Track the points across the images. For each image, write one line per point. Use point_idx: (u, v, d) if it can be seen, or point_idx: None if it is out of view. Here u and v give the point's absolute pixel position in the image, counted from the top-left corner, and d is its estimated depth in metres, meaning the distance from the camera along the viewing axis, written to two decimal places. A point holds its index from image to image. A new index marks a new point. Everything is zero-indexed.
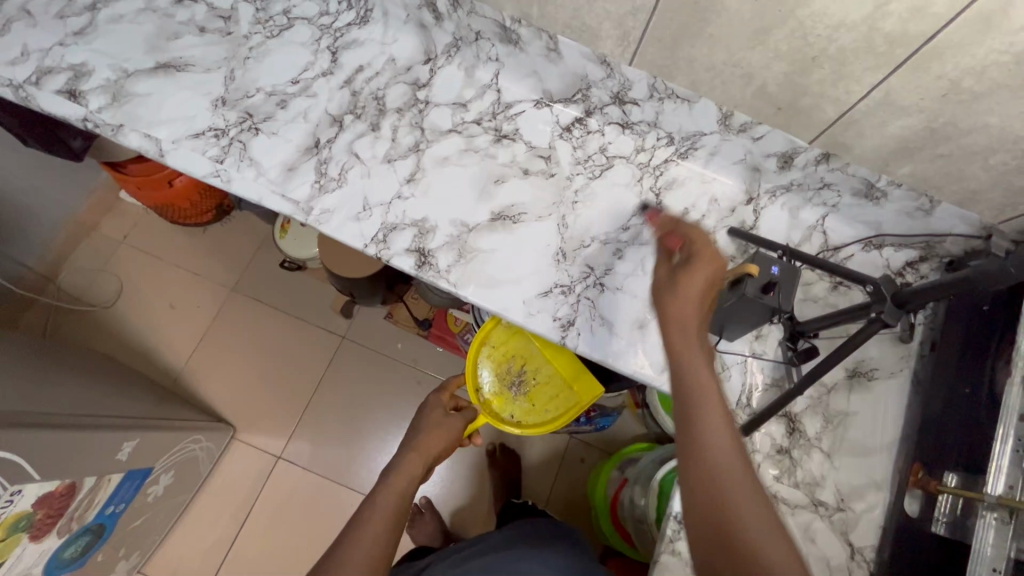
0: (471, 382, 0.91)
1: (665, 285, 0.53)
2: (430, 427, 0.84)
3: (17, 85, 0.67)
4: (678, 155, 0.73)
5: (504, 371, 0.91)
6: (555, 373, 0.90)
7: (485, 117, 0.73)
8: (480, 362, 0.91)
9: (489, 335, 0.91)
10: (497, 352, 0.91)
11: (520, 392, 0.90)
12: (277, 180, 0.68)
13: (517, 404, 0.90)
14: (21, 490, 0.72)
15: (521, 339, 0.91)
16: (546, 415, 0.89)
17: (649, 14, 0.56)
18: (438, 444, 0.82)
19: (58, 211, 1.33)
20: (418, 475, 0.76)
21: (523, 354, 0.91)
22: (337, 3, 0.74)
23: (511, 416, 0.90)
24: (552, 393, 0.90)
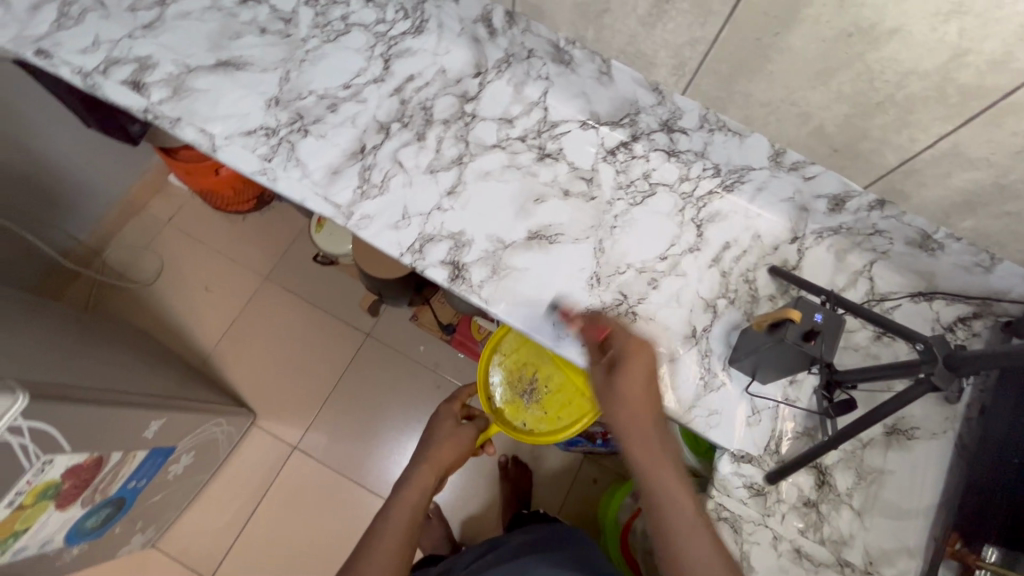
0: (483, 393, 0.90)
1: (614, 390, 0.59)
2: (442, 438, 0.87)
3: (87, 74, 0.70)
4: (724, 188, 0.71)
5: (515, 379, 0.89)
6: (569, 379, 0.86)
7: (529, 134, 0.73)
8: (490, 370, 0.91)
9: (499, 342, 0.91)
10: (508, 359, 0.90)
11: (532, 400, 0.88)
12: (321, 183, 0.69)
13: (529, 413, 0.87)
14: (51, 460, 0.74)
15: (531, 345, 0.89)
16: (560, 425, 0.85)
17: (708, 45, 0.55)
18: (450, 456, 0.85)
19: (110, 189, 1.38)
20: (428, 488, 0.80)
21: (534, 360, 0.89)
22: (394, 12, 0.75)
23: (523, 425, 0.88)
24: (567, 402, 0.86)
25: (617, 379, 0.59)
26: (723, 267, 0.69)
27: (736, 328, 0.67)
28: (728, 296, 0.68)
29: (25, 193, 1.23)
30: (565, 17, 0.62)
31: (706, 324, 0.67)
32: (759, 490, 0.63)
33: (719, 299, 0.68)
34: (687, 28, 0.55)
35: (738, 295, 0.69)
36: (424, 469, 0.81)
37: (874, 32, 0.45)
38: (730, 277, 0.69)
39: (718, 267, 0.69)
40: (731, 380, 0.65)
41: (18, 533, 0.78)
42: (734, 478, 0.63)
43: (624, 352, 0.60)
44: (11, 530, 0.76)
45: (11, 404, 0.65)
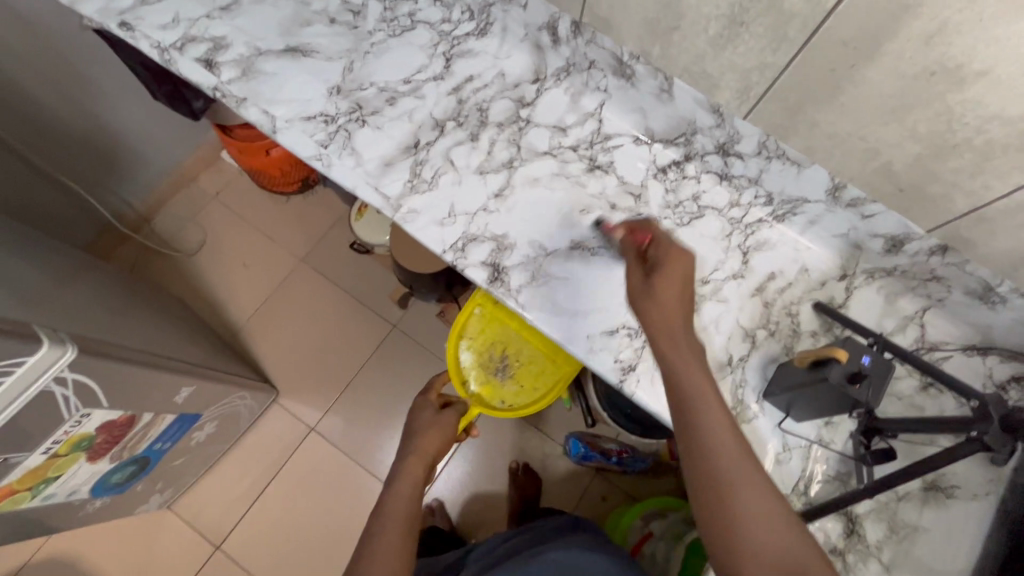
0: (460, 379, 1.02)
1: (648, 304, 0.56)
2: (425, 428, 0.90)
3: (164, 48, 0.73)
4: (774, 217, 0.70)
5: (486, 361, 1.02)
6: (534, 351, 1.02)
7: (582, 145, 0.73)
8: (461, 356, 1.02)
9: (465, 328, 1.02)
10: (476, 343, 1.03)
11: (505, 377, 1.02)
12: (373, 174, 0.70)
13: (505, 389, 1.02)
14: (89, 414, 0.77)
15: (495, 326, 1.02)
16: (535, 393, 1.01)
17: (779, 72, 0.54)
18: (436, 441, 0.87)
19: (167, 159, 1.44)
20: (420, 476, 0.80)
21: (500, 340, 1.03)
22: (460, 13, 0.77)
23: (502, 401, 1.02)
24: (535, 372, 1.02)
25: (654, 284, 0.56)
26: (766, 297, 0.68)
27: (773, 362, 0.66)
28: (769, 327, 0.67)
29: (84, 156, 1.27)
30: (631, 30, 0.62)
31: (744, 353, 0.66)
32: None
33: (759, 329, 0.67)
34: (758, 51, 0.54)
35: (779, 328, 0.67)
36: (413, 458, 0.82)
37: (959, 73, 0.44)
38: (772, 308, 0.68)
39: (761, 296, 0.68)
40: (764, 415, 0.63)
41: (49, 479, 0.81)
42: None
43: (662, 257, 0.58)
44: (44, 475, 0.79)
45: (58, 356, 0.68)
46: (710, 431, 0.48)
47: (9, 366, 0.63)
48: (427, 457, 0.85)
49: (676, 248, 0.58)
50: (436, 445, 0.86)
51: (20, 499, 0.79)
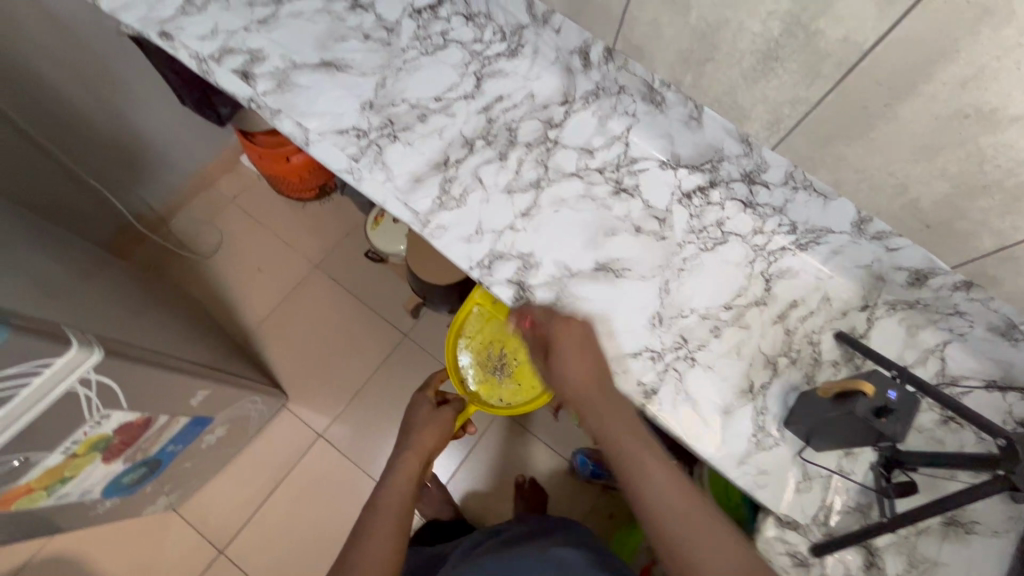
0: (458, 377, 1.04)
1: (560, 384, 0.62)
2: (422, 426, 0.93)
3: (202, 59, 0.74)
4: (797, 246, 0.70)
5: (485, 360, 1.04)
6: (532, 349, 1.02)
7: (608, 167, 0.74)
8: (460, 355, 1.05)
9: (463, 327, 1.04)
10: (475, 342, 1.04)
11: (503, 375, 1.03)
12: (403, 189, 0.71)
13: (502, 387, 1.03)
14: (108, 416, 0.77)
15: (494, 324, 1.03)
16: (531, 392, 1.02)
17: (811, 106, 0.55)
18: (432, 438, 0.91)
19: (188, 162, 1.46)
20: (415, 473, 0.84)
21: (499, 338, 1.04)
22: (492, 34, 0.78)
23: (499, 399, 1.03)
24: (533, 370, 1.03)
25: (560, 359, 0.62)
26: (787, 325, 0.69)
27: (794, 390, 0.66)
28: (790, 355, 0.67)
29: (111, 158, 1.29)
30: (663, 59, 0.63)
31: (765, 381, 0.66)
32: (802, 560, 0.62)
33: (780, 356, 0.67)
34: (792, 86, 0.55)
35: (800, 355, 0.67)
36: (410, 454, 0.86)
37: (994, 117, 0.45)
38: (794, 336, 0.68)
39: (783, 323, 0.69)
40: (784, 443, 0.63)
41: (65, 478, 0.81)
42: (778, 543, 0.62)
43: (553, 336, 0.63)
44: (60, 475, 0.80)
45: (85, 357, 0.68)
46: (661, 503, 0.54)
47: (38, 366, 0.63)
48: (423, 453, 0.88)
49: (563, 322, 0.63)
50: (432, 442, 0.90)
51: (35, 498, 0.79)
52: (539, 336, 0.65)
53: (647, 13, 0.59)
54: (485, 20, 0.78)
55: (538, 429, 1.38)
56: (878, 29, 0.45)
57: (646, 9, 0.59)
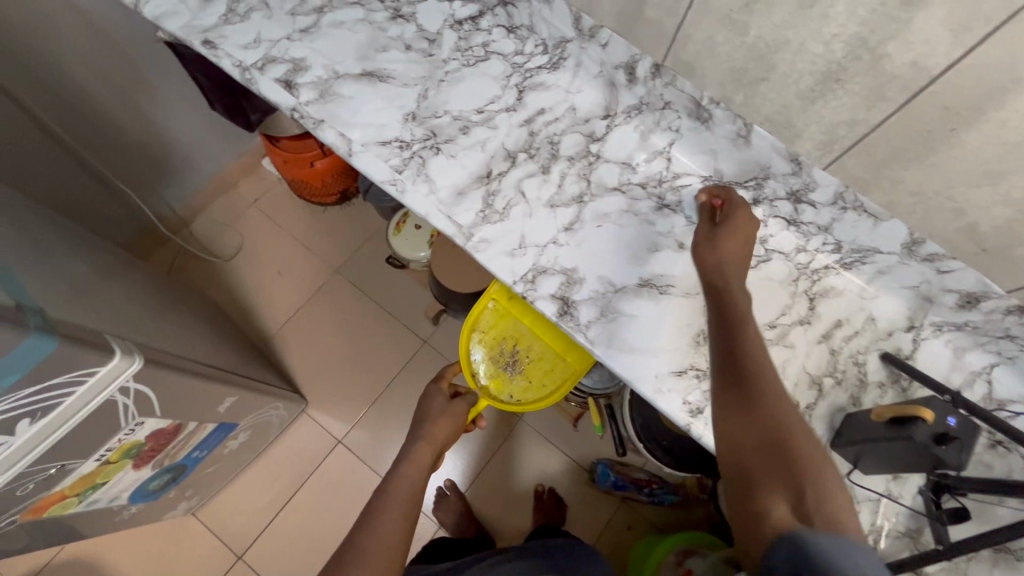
0: (469, 370, 1.01)
1: (705, 249, 0.64)
2: (436, 416, 0.91)
3: (245, 68, 0.74)
4: (841, 264, 0.70)
5: (497, 355, 1.02)
6: (545, 348, 1.01)
7: (650, 182, 0.74)
8: (472, 349, 1.02)
9: (477, 321, 1.02)
10: (488, 337, 1.02)
11: (515, 371, 1.01)
12: (446, 202, 0.71)
13: (514, 384, 1.01)
14: (142, 423, 0.77)
15: (508, 320, 1.02)
16: (543, 390, 1.00)
17: (870, 128, 0.55)
18: (445, 431, 0.89)
19: (210, 165, 1.46)
20: (425, 466, 0.83)
21: (512, 334, 1.02)
22: (534, 46, 0.78)
23: (510, 396, 1.01)
24: (545, 368, 1.01)
25: (718, 237, 0.64)
26: (832, 344, 0.68)
27: (840, 411, 0.65)
28: (835, 375, 0.67)
29: (137, 161, 1.29)
30: (715, 76, 0.63)
31: (811, 401, 0.65)
32: None
33: (826, 377, 0.67)
34: (850, 108, 0.54)
35: (846, 376, 0.67)
36: (422, 445, 0.84)
37: None
38: (839, 356, 0.67)
39: (828, 343, 0.68)
40: (831, 464, 0.63)
41: (96, 485, 0.81)
42: None
43: (731, 216, 0.66)
44: (92, 482, 0.79)
45: (126, 366, 0.67)
46: (776, 396, 0.51)
47: (82, 375, 0.62)
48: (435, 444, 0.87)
49: (744, 215, 0.66)
50: (444, 435, 0.89)
51: (67, 504, 0.79)
52: (710, 227, 0.66)
53: (702, 30, 0.59)
54: (528, 32, 0.78)
55: (558, 438, 1.37)
56: (950, 55, 0.45)
57: (701, 27, 0.59)
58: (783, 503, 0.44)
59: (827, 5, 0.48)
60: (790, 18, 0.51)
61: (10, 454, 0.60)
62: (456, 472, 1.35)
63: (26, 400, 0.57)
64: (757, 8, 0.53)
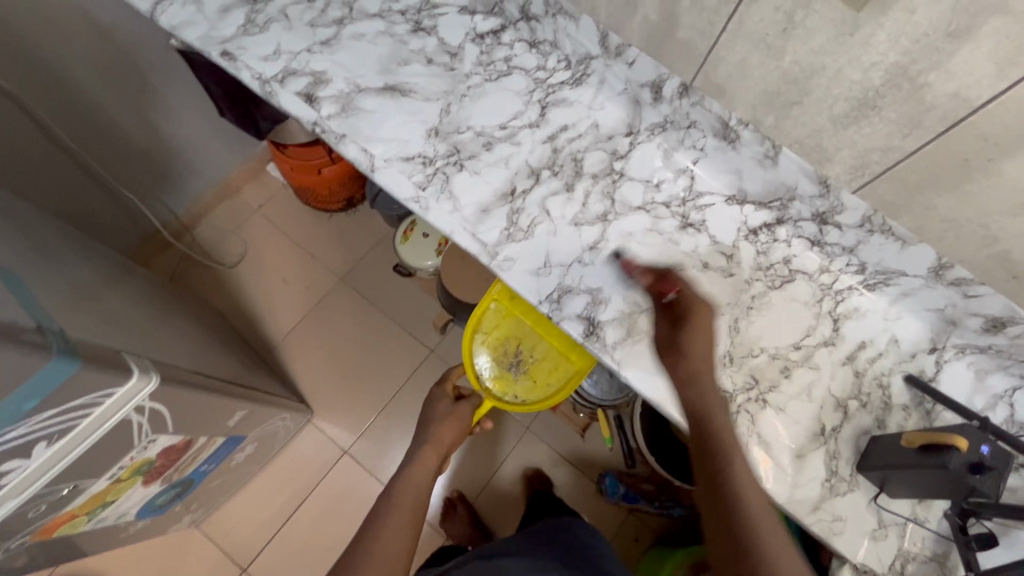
0: (472, 371, 0.98)
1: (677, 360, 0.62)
2: (441, 418, 0.94)
3: (265, 80, 0.73)
4: (864, 286, 0.70)
5: (500, 355, 0.97)
6: (549, 347, 0.96)
7: (674, 201, 0.74)
8: (475, 351, 0.98)
9: (480, 322, 0.97)
10: (491, 338, 0.98)
11: (520, 371, 0.97)
12: (470, 220, 0.70)
13: (519, 384, 0.97)
14: (154, 440, 0.75)
15: (511, 320, 0.97)
16: (548, 390, 0.96)
17: (905, 155, 0.55)
18: (450, 433, 0.92)
19: (215, 170, 1.44)
20: (430, 472, 0.85)
21: (516, 334, 0.97)
22: (556, 61, 0.77)
23: (513, 397, 0.97)
24: (550, 368, 0.97)
25: (687, 339, 0.62)
26: (857, 366, 0.68)
27: (865, 434, 0.65)
28: (860, 398, 0.67)
29: (142, 168, 1.26)
30: (745, 98, 0.63)
31: (836, 424, 0.65)
32: None
33: (851, 400, 0.66)
34: (886, 134, 0.55)
35: (871, 399, 0.67)
36: (428, 449, 0.87)
37: None
38: (863, 379, 0.67)
39: (852, 365, 0.68)
40: (858, 488, 0.63)
41: (107, 503, 0.79)
42: None
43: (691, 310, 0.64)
44: (103, 500, 0.77)
45: (142, 385, 0.66)
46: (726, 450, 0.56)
47: (100, 396, 0.61)
48: (440, 448, 0.90)
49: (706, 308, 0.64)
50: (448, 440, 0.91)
51: (76, 523, 0.77)
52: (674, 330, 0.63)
53: (736, 53, 0.59)
54: (551, 47, 0.77)
55: (565, 448, 1.37)
56: (994, 87, 0.46)
57: (735, 49, 0.59)
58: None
59: (869, 33, 0.48)
60: (828, 44, 0.51)
61: (25, 476, 0.59)
62: (456, 477, 1.35)
63: (42, 425, 0.55)
64: (795, 34, 0.53)
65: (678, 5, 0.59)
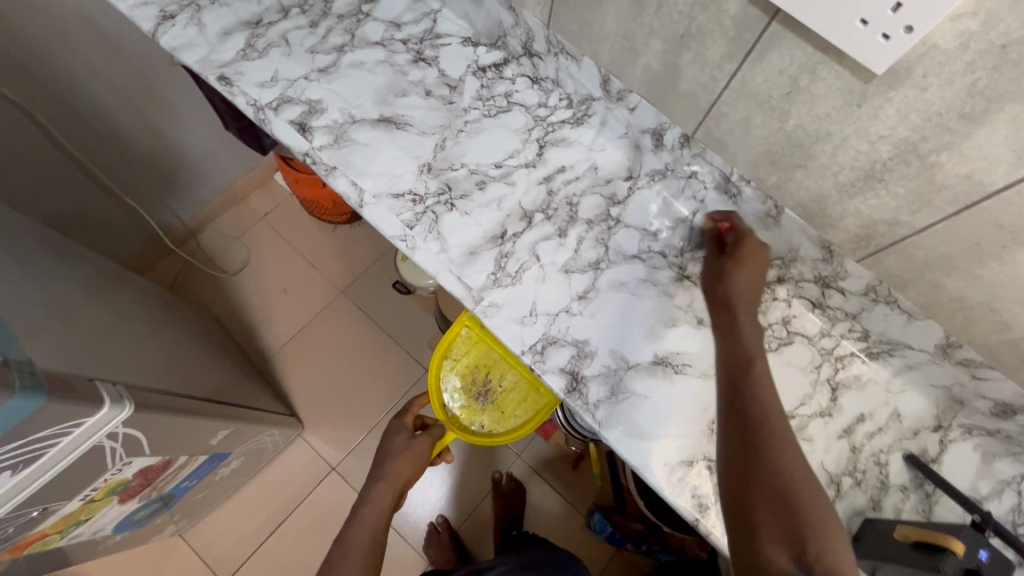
0: (438, 401, 0.95)
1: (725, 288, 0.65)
2: (396, 454, 0.92)
3: (260, 107, 0.72)
4: (867, 354, 0.66)
5: (469, 384, 0.95)
6: (519, 377, 0.95)
7: (671, 251, 0.71)
8: (443, 379, 0.95)
9: (449, 349, 0.95)
10: (460, 365, 0.95)
11: (486, 402, 0.95)
12: (457, 261, 0.68)
13: (485, 414, 0.95)
14: (130, 462, 0.74)
15: (482, 347, 0.95)
16: (515, 421, 0.94)
17: (913, 231, 0.52)
18: (407, 469, 0.90)
19: (223, 177, 1.44)
20: (386, 506, 0.86)
21: (486, 362, 0.95)
22: (558, 100, 0.75)
23: (480, 426, 0.95)
24: (518, 398, 0.95)
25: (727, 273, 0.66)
26: (854, 441, 0.64)
27: (858, 514, 0.62)
28: (855, 475, 0.63)
29: (147, 174, 1.27)
30: (747, 156, 0.60)
31: (827, 502, 0.61)
32: None
33: (845, 476, 0.63)
34: (893, 208, 0.52)
35: (866, 477, 0.63)
36: (382, 486, 0.87)
37: None
38: (859, 455, 0.63)
39: (849, 439, 0.64)
40: None
41: (80, 521, 0.79)
42: None
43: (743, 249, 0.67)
44: (76, 519, 0.77)
45: (116, 413, 0.65)
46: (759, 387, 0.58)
47: (68, 426, 0.60)
48: (396, 484, 0.89)
49: (755, 244, 0.67)
50: (406, 475, 0.89)
51: (49, 541, 0.77)
52: (721, 260, 0.67)
53: (739, 110, 0.56)
54: (553, 85, 0.75)
55: (556, 480, 1.34)
56: (1009, 174, 0.43)
57: (737, 107, 0.56)
58: (782, 545, 0.46)
59: (877, 106, 0.46)
60: (834, 112, 0.49)
61: None
62: (443, 500, 1.32)
63: (6, 456, 0.55)
64: (800, 98, 0.50)
65: (680, 57, 0.57)
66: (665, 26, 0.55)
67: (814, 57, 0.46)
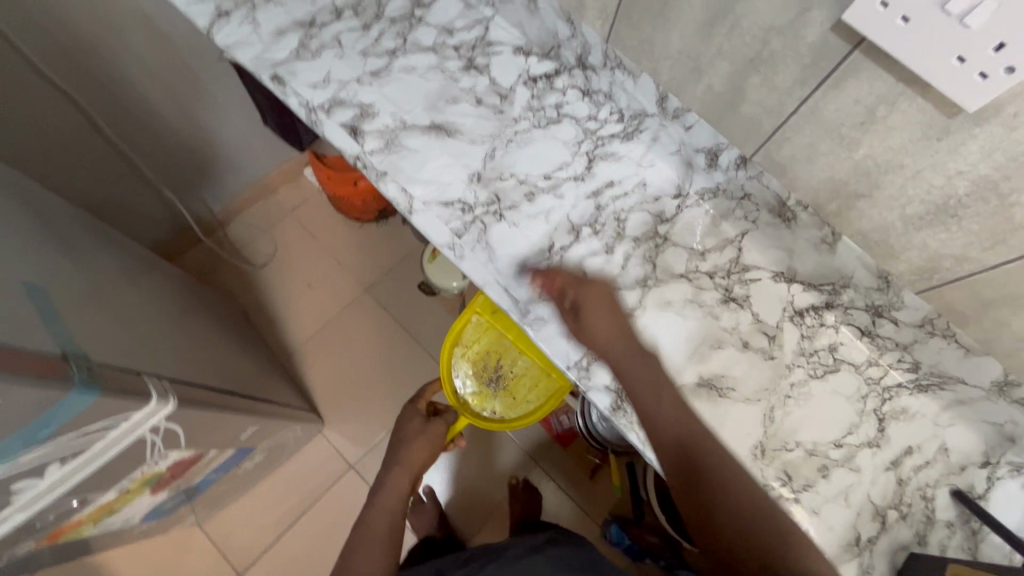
0: (451, 387, 0.95)
1: (587, 339, 0.63)
2: (411, 438, 0.94)
3: (312, 108, 0.72)
4: (917, 386, 0.64)
5: (480, 371, 0.94)
6: (530, 364, 0.93)
7: (718, 272, 0.68)
8: (454, 365, 0.95)
9: (460, 335, 0.93)
10: (471, 352, 0.94)
11: (497, 388, 0.94)
12: (505, 273, 0.68)
13: (497, 399, 0.94)
14: (166, 455, 0.74)
15: (493, 334, 0.93)
16: (527, 406, 0.94)
17: (983, 267, 0.53)
18: (424, 451, 0.92)
19: (254, 171, 1.45)
20: (405, 488, 0.88)
21: (497, 349, 0.94)
22: (608, 113, 0.74)
23: (491, 411, 0.95)
24: (530, 384, 0.94)
25: (589, 325, 0.64)
26: (901, 474, 0.63)
27: (901, 548, 0.61)
28: (901, 508, 0.62)
29: (183, 164, 1.28)
30: (809, 182, 0.60)
31: (873, 534, 0.61)
32: None
33: (890, 509, 0.62)
34: (963, 245, 0.53)
35: (911, 511, 0.62)
36: (398, 470, 0.90)
37: None
38: (906, 488, 0.63)
39: (896, 472, 0.63)
40: None
41: (113, 511, 0.79)
42: None
43: (584, 297, 0.66)
44: (110, 509, 0.77)
45: (160, 408, 0.65)
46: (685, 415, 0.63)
47: (117, 420, 0.60)
48: (412, 467, 0.91)
49: (591, 291, 0.66)
50: (422, 459, 0.91)
51: (82, 529, 0.77)
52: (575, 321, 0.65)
53: (804, 137, 0.56)
54: (604, 98, 0.74)
55: (573, 488, 1.34)
56: None
57: (803, 133, 0.56)
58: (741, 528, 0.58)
59: (960, 141, 0.46)
60: (910, 145, 0.49)
61: (35, 494, 0.58)
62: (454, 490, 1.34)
63: (57, 448, 0.55)
64: (874, 129, 0.50)
65: (747, 80, 0.57)
66: (736, 49, 0.55)
67: (895, 89, 0.46)
